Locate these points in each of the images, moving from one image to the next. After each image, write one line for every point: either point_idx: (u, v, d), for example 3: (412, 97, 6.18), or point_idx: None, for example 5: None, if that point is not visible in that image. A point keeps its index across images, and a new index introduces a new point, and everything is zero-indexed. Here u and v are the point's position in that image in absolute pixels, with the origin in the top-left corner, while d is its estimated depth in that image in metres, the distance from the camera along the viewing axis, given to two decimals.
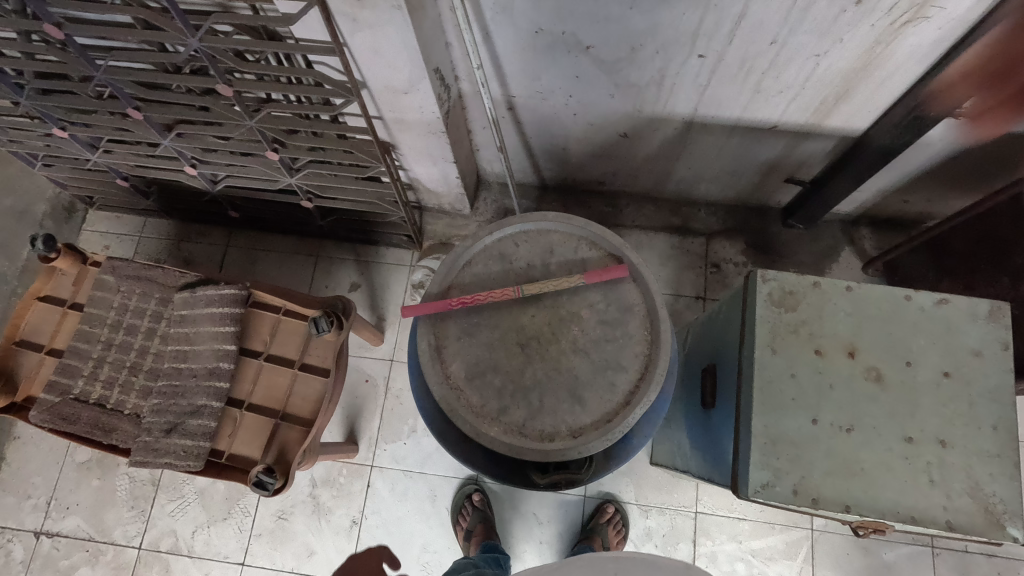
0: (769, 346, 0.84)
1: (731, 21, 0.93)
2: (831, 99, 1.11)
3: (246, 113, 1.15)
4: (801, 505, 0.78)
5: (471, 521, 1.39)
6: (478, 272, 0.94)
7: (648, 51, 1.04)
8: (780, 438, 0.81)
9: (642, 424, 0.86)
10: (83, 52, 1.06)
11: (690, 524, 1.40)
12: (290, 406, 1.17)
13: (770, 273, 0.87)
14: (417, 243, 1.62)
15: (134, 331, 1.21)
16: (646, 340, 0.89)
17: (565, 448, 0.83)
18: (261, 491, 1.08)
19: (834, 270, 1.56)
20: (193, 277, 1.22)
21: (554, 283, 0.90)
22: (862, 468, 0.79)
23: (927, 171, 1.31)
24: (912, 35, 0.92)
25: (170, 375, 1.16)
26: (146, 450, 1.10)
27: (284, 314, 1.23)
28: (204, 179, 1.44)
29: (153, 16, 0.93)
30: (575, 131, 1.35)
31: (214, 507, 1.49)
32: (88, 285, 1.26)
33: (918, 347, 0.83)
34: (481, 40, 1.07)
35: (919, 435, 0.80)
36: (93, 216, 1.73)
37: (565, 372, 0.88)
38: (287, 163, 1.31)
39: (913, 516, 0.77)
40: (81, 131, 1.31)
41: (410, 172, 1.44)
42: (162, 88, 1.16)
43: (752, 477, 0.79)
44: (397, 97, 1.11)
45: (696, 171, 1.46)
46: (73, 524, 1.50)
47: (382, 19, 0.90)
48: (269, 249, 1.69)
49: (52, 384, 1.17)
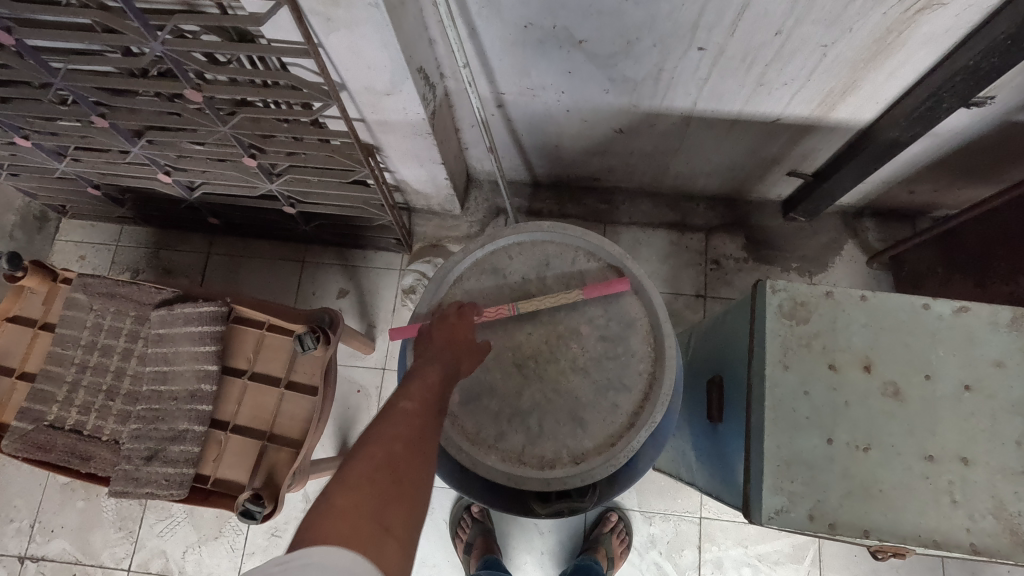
0: (781, 362, 0.79)
1: (734, 12, 0.87)
2: (837, 90, 1.05)
3: (218, 119, 1.08)
4: (818, 531, 0.74)
5: (471, 534, 1.35)
6: (470, 288, 0.89)
7: (645, 44, 0.97)
8: (794, 459, 0.76)
9: (647, 446, 0.82)
10: (38, 57, 0.98)
11: (694, 529, 1.37)
12: (277, 427, 1.12)
13: (780, 283, 0.82)
14: (406, 246, 1.56)
15: (110, 352, 1.15)
16: (650, 357, 0.84)
17: (567, 476, 0.78)
18: (249, 521, 1.02)
19: (837, 264, 1.51)
20: (170, 293, 1.16)
21: (550, 299, 0.85)
22: (881, 489, 0.75)
23: (935, 162, 1.26)
24: (926, 24, 0.86)
25: (149, 398, 1.11)
26: (126, 479, 1.05)
27: (268, 330, 1.17)
28: (180, 186, 1.37)
29: (110, 18, 0.86)
30: (569, 127, 1.29)
31: (205, 525, 1.44)
32: (59, 304, 1.20)
33: (936, 359, 0.78)
34: (466, 35, 1.00)
35: (940, 453, 0.76)
36: (66, 226, 1.65)
37: (565, 393, 0.83)
38: (266, 169, 1.24)
39: (935, 540, 0.73)
40: (45, 140, 1.24)
41: (397, 173, 1.38)
42: (128, 93, 1.09)
43: (766, 502, 0.75)
44: (379, 99, 1.04)
45: (694, 165, 1.41)
46: (59, 547, 1.45)
47: (359, 18, 0.83)
48: (252, 256, 1.62)
49: (24, 411, 1.11)
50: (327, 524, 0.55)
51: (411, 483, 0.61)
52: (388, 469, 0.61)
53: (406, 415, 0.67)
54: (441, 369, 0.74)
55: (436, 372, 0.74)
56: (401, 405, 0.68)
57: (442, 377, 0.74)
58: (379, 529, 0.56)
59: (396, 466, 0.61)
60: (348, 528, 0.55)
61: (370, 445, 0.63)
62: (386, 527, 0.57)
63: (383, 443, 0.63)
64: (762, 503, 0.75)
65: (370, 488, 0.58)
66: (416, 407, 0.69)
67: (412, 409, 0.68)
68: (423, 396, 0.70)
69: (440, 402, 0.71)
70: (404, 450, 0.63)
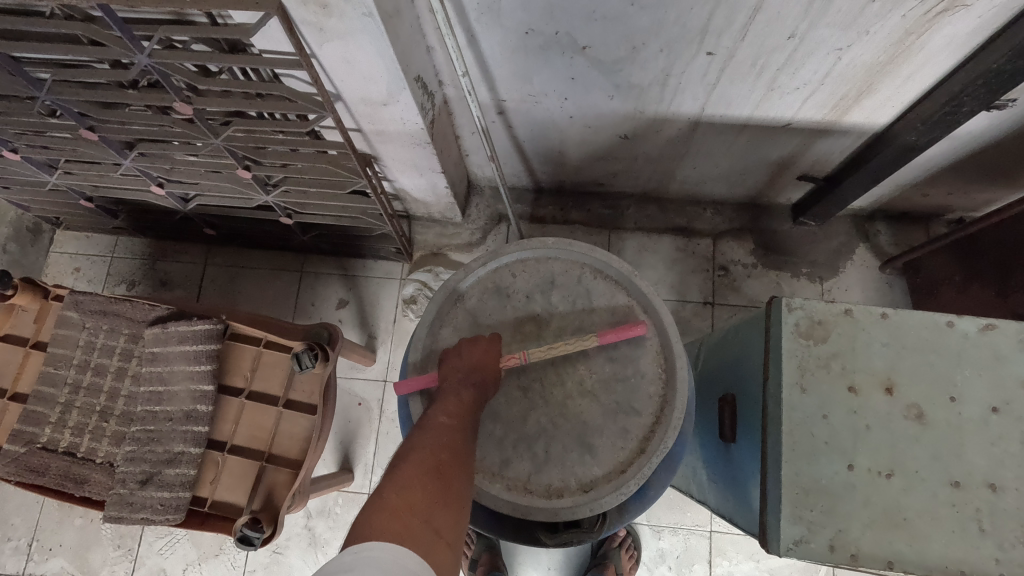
0: (798, 384, 0.76)
1: (745, 16, 0.83)
2: (852, 94, 1.02)
3: (210, 131, 1.05)
4: (839, 562, 0.71)
5: (477, 549, 1.32)
6: (472, 308, 0.86)
7: (651, 50, 0.94)
8: (814, 487, 0.73)
9: (659, 473, 0.78)
10: (21, 70, 0.95)
11: (704, 544, 1.34)
12: (275, 447, 1.09)
13: (796, 301, 0.78)
14: (407, 255, 1.53)
15: (103, 371, 1.12)
16: (660, 379, 0.81)
17: (575, 506, 0.75)
18: (247, 547, 1.00)
19: (849, 269, 1.47)
20: (164, 310, 1.12)
21: (559, 348, 0.79)
22: (905, 518, 0.72)
23: (952, 165, 1.21)
24: (947, 26, 0.82)
25: (143, 419, 1.08)
26: (121, 504, 1.02)
27: (265, 346, 1.14)
28: (174, 198, 1.34)
29: (95, 32, 0.84)
30: (572, 133, 1.25)
31: (205, 542, 1.42)
32: (51, 322, 1.17)
33: (962, 380, 0.75)
34: (465, 43, 0.96)
35: (967, 479, 0.72)
36: (60, 238, 1.62)
37: (573, 418, 0.80)
38: (261, 180, 1.21)
39: (963, 571, 0.70)
40: (35, 153, 1.21)
41: (396, 182, 1.34)
42: (117, 106, 1.06)
43: (784, 532, 0.72)
44: (375, 109, 1.01)
45: (702, 170, 1.37)
46: (57, 566, 1.42)
47: (353, 28, 0.79)
48: (249, 267, 1.59)
49: (17, 434, 1.08)
50: (378, 523, 0.57)
51: (448, 493, 0.63)
52: (429, 476, 0.63)
53: (445, 424, 0.69)
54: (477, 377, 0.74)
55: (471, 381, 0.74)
56: (441, 414, 0.70)
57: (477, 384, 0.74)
58: (430, 533, 0.59)
59: (437, 474, 0.64)
60: (398, 529, 0.57)
61: (412, 455, 0.65)
62: (433, 529, 0.60)
63: (425, 451, 0.65)
64: (780, 534, 0.72)
65: (413, 497, 0.61)
66: (456, 416, 0.70)
67: (451, 418, 0.70)
68: (461, 403, 0.71)
69: (476, 410, 0.72)
70: (443, 459, 0.66)
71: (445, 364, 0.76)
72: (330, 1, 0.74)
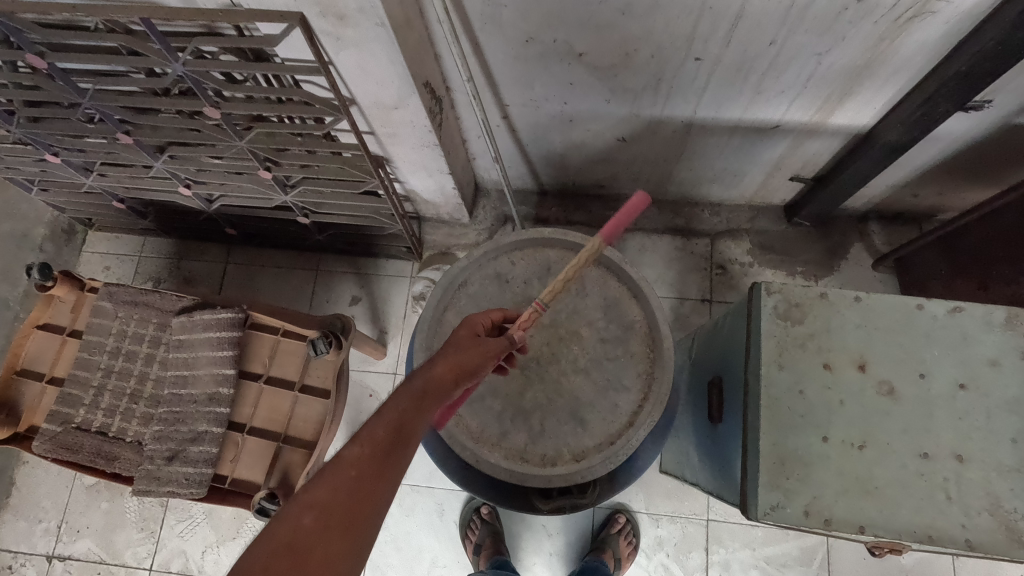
0: (776, 361, 0.81)
1: (728, 23, 0.90)
2: (835, 96, 1.07)
3: (236, 133, 1.13)
4: (813, 526, 0.76)
5: (481, 535, 1.36)
6: (474, 291, 0.95)
7: (643, 55, 1.00)
8: (789, 457, 0.78)
9: (647, 445, 0.85)
10: (67, 78, 1.04)
11: (702, 532, 1.38)
12: (291, 429, 1.16)
13: (774, 285, 0.84)
14: (417, 254, 1.60)
15: (133, 357, 1.21)
16: (648, 358, 0.88)
17: (568, 473, 0.81)
18: (263, 518, 1.07)
19: (843, 267, 1.52)
20: (190, 300, 1.21)
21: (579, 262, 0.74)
22: (876, 486, 0.76)
23: (938, 165, 1.27)
24: (918, 31, 0.88)
25: (170, 401, 1.16)
26: (148, 478, 1.10)
27: (283, 335, 1.22)
28: (199, 199, 1.43)
29: (134, 42, 0.91)
30: (572, 136, 1.32)
31: (223, 526, 1.49)
32: (86, 312, 1.26)
33: (931, 357, 0.80)
34: (470, 51, 1.04)
35: (935, 450, 0.77)
36: (92, 238, 1.73)
37: (566, 394, 0.87)
38: (281, 181, 1.29)
39: (930, 536, 0.74)
40: (73, 156, 1.30)
41: (406, 184, 1.42)
42: (151, 111, 1.14)
43: (761, 499, 0.77)
44: (387, 112, 1.09)
45: (698, 172, 1.43)
46: (84, 548, 1.50)
47: (367, 37, 0.88)
48: (268, 265, 1.68)
49: (54, 414, 1.17)
50: None
51: (386, 501, 0.55)
52: (367, 479, 0.55)
53: (368, 445, 0.57)
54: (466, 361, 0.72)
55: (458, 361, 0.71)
56: (350, 452, 0.56)
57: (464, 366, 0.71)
58: None
59: (347, 509, 0.52)
60: None
61: (351, 447, 0.56)
62: None
63: (315, 501, 0.51)
64: (758, 499, 0.77)
65: (342, 502, 0.52)
66: (367, 455, 0.56)
67: (360, 457, 0.55)
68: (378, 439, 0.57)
69: (397, 448, 0.58)
70: (360, 491, 0.54)
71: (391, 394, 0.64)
72: (346, 13, 0.83)
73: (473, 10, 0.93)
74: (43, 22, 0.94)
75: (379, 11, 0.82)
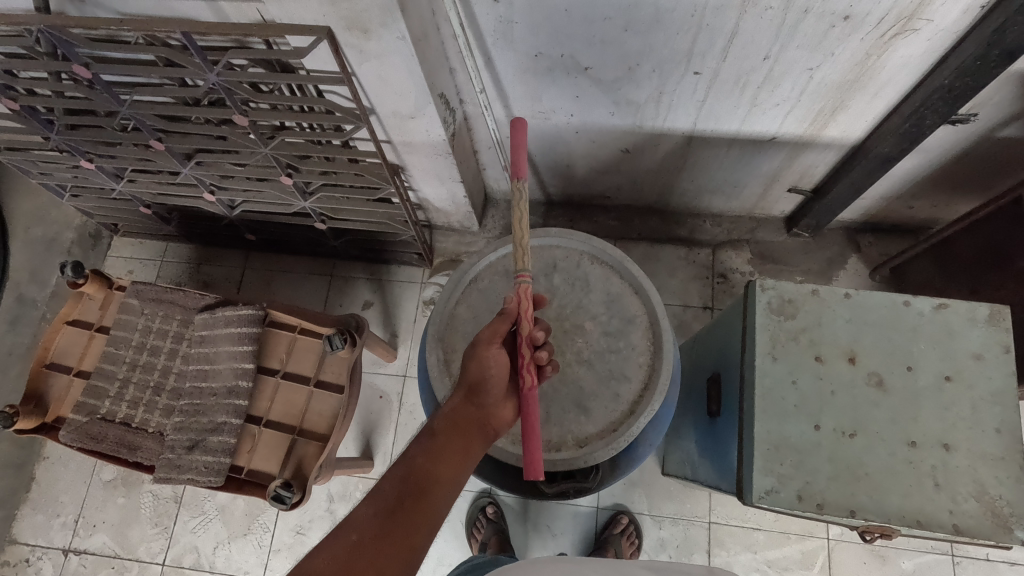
0: (770, 353, 0.87)
1: (724, 39, 0.96)
2: (828, 110, 1.13)
3: (261, 141, 1.19)
4: (806, 510, 0.81)
5: (486, 533, 1.38)
6: (484, 286, 1.04)
7: (645, 70, 1.07)
8: (783, 443, 0.83)
9: (647, 432, 0.92)
10: (109, 89, 1.10)
11: (704, 534, 1.40)
12: (306, 422, 1.21)
13: (769, 282, 0.90)
14: (428, 261, 1.66)
15: (157, 352, 1.27)
16: (649, 351, 0.94)
17: (571, 458, 0.88)
18: (279, 505, 1.10)
19: (842, 277, 1.57)
20: (213, 298, 1.27)
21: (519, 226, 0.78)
22: (866, 472, 0.82)
23: (929, 177, 1.32)
24: (902, 47, 0.94)
25: (192, 394, 1.22)
26: (169, 466, 1.15)
27: (300, 332, 1.27)
28: (222, 205, 1.49)
29: (174, 54, 0.98)
30: (578, 148, 1.39)
31: (235, 522, 1.53)
32: (114, 309, 1.32)
33: (918, 352, 0.86)
34: (483, 65, 1.11)
35: (922, 439, 0.82)
36: (117, 243, 1.80)
37: (571, 384, 0.93)
38: (301, 187, 1.36)
39: (919, 520, 0.79)
40: (106, 163, 1.37)
41: (420, 192, 1.49)
42: (182, 119, 1.21)
43: (757, 483, 0.82)
44: (404, 122, 1.16)
45: (699, 183, 1.49)
46: (99, 542, 1.54)
47: (388, 50, 0.95)
48: (284, 270, 1.74)
49: (81, 405, 1.22)
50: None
51: (418, 529, 0.70)
52: (398, 512, 0.70)
53: (401, 481, 0.73)
54: (480, 376, 0.81)
55: (471, 378, 0.81)
56: (388, 485, 0.72)
57: (476, 380, 0.80)
58: None
59: (383, 532, 0.68)
60: None
61: (389, 482, 0.73)
62: None
63: (362, 522, 0.68)
64: (753, 484, 0.82)
65: (379, 526, 0.68)
66: (400, 490, 0.72)
67: (396, 492, 0.72)
68: (410, 477, 0.73)
69: (424, 485, 0.73)
70: (393, 518, 0.69)
71: (426, 432, 0.79)
72: (370, 27, 0.90)
73: (487, 26, 1.00)
74: (91, 36, 1.00)
75: (401, 25, 0.89)
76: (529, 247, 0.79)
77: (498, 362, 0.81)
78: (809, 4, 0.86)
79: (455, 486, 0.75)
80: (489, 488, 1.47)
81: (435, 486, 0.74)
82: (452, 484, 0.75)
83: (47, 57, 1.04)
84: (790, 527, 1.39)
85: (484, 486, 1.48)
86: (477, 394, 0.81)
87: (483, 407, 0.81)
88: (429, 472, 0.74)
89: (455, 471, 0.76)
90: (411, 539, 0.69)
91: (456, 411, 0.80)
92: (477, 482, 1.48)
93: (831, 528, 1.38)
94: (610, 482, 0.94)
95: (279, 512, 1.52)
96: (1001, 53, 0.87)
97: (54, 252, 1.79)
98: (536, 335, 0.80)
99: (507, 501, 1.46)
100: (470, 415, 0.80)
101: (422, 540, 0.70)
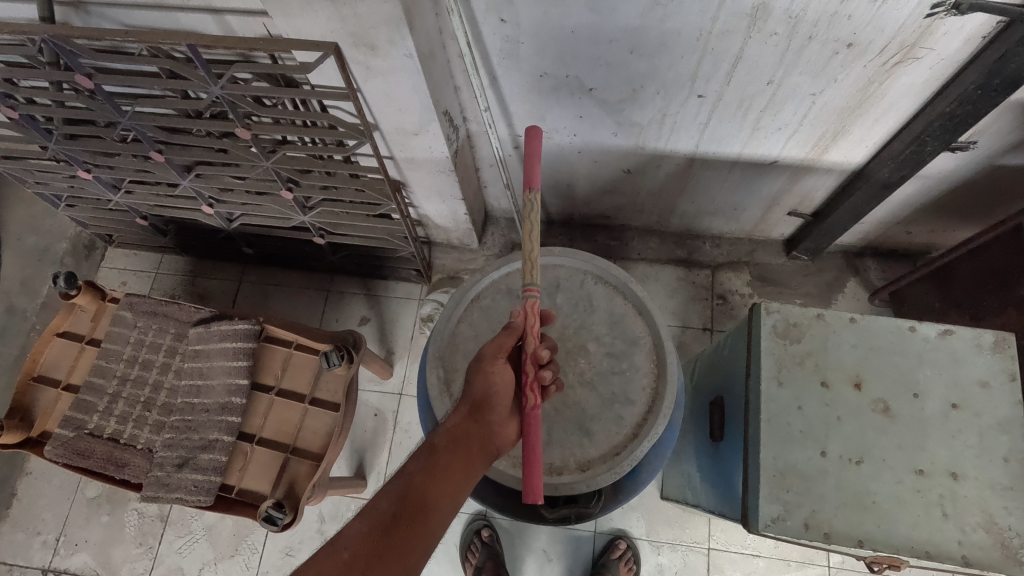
0: (776, 378, 0.87)
1: (729, 63, 0.97)
2: (829, 135, 1.14)
3: (263, 155, 1.17)
4: (813, 539, 0.80)
5: (481, 557, 1.35)
6: (486, 304, 1.03)
7: (649, 92, 1.08)
8: (789, 470, 0.83)
9: (650, 456, 0.91)
10: (111, 99, 1.08)
11: (703, 560, 1.37)
12: (299, 441, 1.18)
13: (773, 306, 0.91)
14: (426, 277, 1.65)
15: (149, 365, 1.24)
16: (652, 373, 0.94)
17: (573, 482, 0.87)
18: (270, 526, 1.07)
19: (841, 300, 1.57)
20: (208, 312, 1.26)
21: (530, 236, 0.77)
22: (873, 501, 0.81)
23: (928, 204, 1.33)
24: (905, 74, 0.95)
25: (184, 410, 1.19)
26: (158, 485, 1.12)
27: (296, 348, 1.25)
28: (220, 218, 1.48)
29: (177, 66, 0.96)
30: (580, 167, 1.39)
31: (222, 543, 1.48)
32: (106, 321, 1.30)
33: (924, 378, 0.86)
34: (488, 83, 1.11)
35: (930, 467, 0.82)
36: (111, 254, 1.77)
37: (573, 405, 0.92)
38: (301, 202, 1.34)
39: (928, 551, 0.78)
40: (104, 173, 1.35)
41: (420, 209, 1.49)
42: (183, 131, 1.19)
43: (763, 510, 0.81)
44: (408, 138, 1.15)
45: (700, 205, 1.49)
46: (81, 561, 1.49)
47: (395, 66, 0.94)
48: (281, 284, 1.73)
49: (68, 419, 1.19)
50: None
51: (413, 552, 0.69)
52: (392, 534, 0.69)
53: (396, 500, 0.71)
54: (485, 393, 0.80)
55: (476, 394, 0.80)
56: (384, 503, 0.71)
57: (480, 397, 0.80)
58: None
59: (374, 555, 0.67)
60: None
61: (384, 500, 0.71)
62: None
63: (355, 544, 0.67)
64: (759, 511, 0.81)
65: (371, 547, 0.67)
66: (395, 510, 0.71)
67: (390, 511, 0.70)
68: (406, 497, 0.72)
69: (421, 506, 0.72)
70: (386, 540, 0.68)
71: (426, 446, 0.77)
72: (378, 44, 0.90)
73: (493, 45, 1.01)
74: (96, 47, 0.99)
75: (408, 42, 0.89)
76: (538, 263, 0.78)
77: (502, 378, 0.81)
78: (813, 30, 0.87)
79: (452, 506, 0.74)
80: (485, 511, 1.43)
81: (432, 506, 0.72)
82: (450, 504, 0.74)
83: (50, 66, 1.03)
84: (791, 554, 1.37)
85: (480, 508, 1.44)
86: (481, 410, 0.80)
87: (488, 424, 0.80)
88: (427, 492, 0.73)
89: (454, 491, 0.75)
90: (402, 561, 0.68)
91: (458, 427, 0.79)
92: (472, 504, 1.45)
93: (832, 556, 1.36)
94: (612, 507, 0.92)
95: (269, 533, 1.48)
96: (1002, 83, 0.89)
97: (47, 261, 1.77)
98: (541, 354, 0.79)
99: (503, 524, 1.42)
100: (473, 432, 0.79)
101: (415, 562, 0.69)
